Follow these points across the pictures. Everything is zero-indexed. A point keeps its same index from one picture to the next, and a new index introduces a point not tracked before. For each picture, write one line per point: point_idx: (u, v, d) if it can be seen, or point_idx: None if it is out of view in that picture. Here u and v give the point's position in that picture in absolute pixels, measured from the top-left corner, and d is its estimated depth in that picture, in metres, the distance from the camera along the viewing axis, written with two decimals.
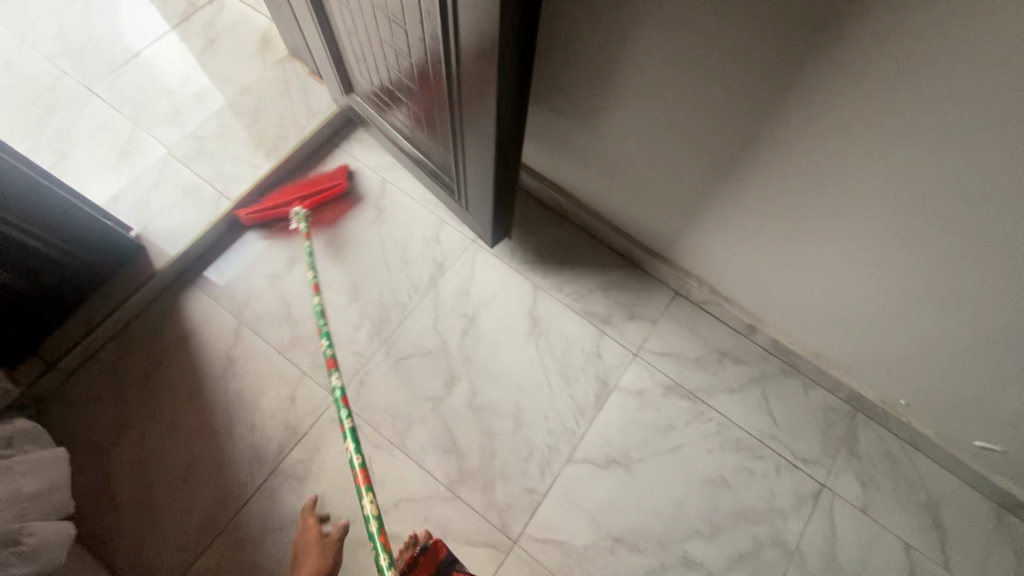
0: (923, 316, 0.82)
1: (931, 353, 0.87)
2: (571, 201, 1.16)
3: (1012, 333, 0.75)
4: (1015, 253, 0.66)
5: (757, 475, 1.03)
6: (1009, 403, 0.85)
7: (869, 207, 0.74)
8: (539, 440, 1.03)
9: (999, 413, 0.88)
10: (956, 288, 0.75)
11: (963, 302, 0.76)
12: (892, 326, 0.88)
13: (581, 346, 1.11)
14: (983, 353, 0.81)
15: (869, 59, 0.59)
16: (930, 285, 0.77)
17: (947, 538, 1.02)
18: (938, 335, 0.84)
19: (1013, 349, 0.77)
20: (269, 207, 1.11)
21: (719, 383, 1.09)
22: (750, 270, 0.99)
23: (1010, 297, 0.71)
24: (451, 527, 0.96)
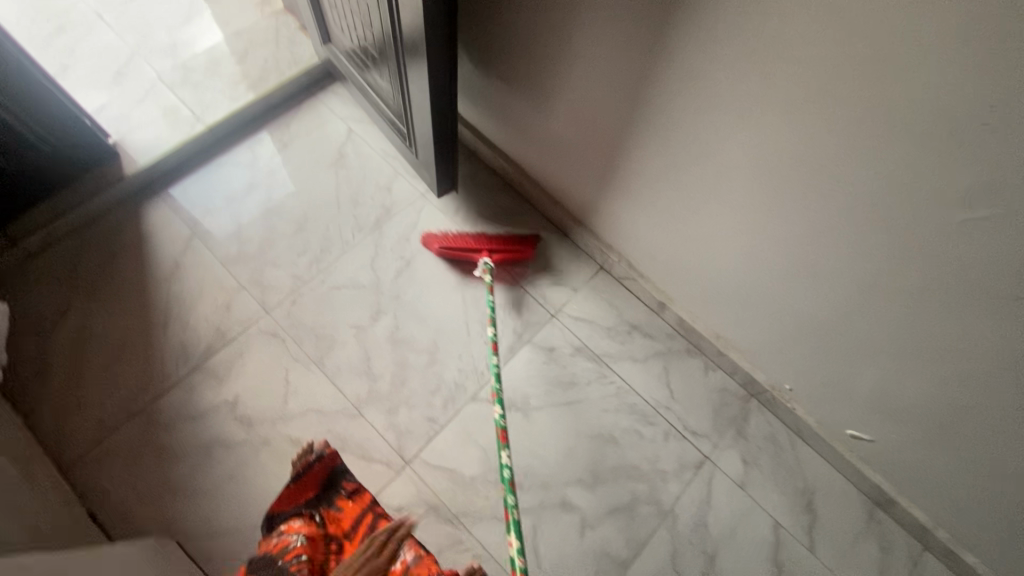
0: (793, 290, 0.91)
1: (804, 331, 0.96)
2: (516, 170, 1.26)
3: (860, 308, 0.83)
4: (851, 227, 0.75)
5: (645, 438, 1.09)
6: (866, 384, 0.93)
7: (743, 180, 0.83)
8: (449, 376, 1.11)
9: (861, 395, 0.95)
10: (814, 261, 0.83)
11: (821, 276, 0.85)
12: (771, 302, 0.97)
13: (504, 302, 1.19)
14: (842, 331, 0.89)
15: (730, 34, 0.69)
16: (795, 258, 0.86)
17: (817, 522, 1.07)
18: (807, 312, 0.92)
19: (862, 327, 0.85)
20: (459, 250, 1.17)
21: (625, 351, 1.16)
22: (660, 245, 1.08)
23: (854, 271, 0.79)
24: (351, 441, 1.03)
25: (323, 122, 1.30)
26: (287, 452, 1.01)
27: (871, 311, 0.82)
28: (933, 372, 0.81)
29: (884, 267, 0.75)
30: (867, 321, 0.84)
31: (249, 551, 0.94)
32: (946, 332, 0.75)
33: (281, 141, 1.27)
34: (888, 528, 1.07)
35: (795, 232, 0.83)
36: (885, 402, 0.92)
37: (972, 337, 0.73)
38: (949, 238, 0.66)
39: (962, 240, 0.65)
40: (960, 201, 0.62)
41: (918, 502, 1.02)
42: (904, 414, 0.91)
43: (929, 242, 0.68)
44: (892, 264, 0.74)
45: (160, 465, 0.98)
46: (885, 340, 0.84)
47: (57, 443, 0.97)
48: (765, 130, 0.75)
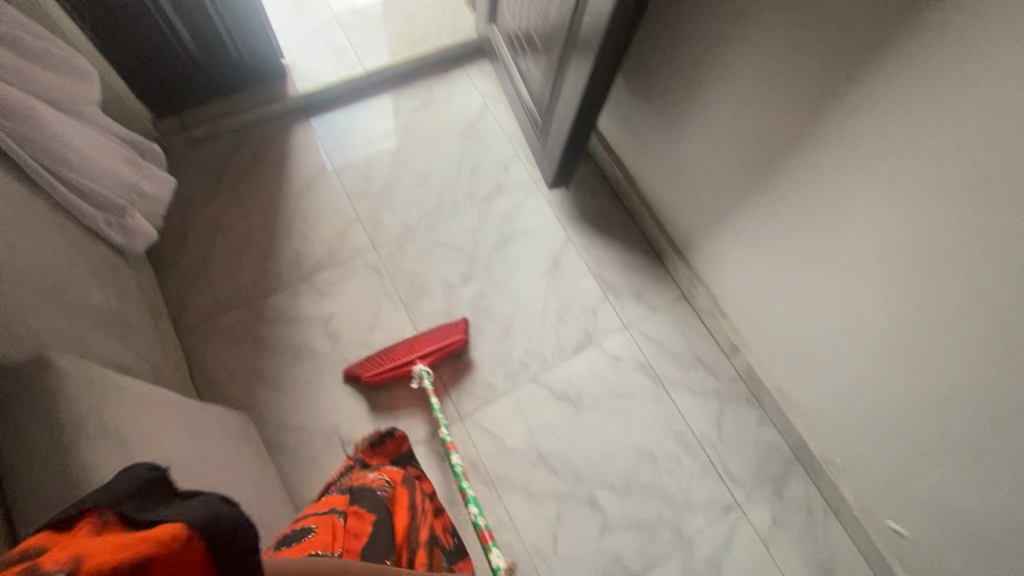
0: (879, 368, 0.90)
1: (877, 412, 0.95)
2: (629, 182, 1.31)
3: (946, 405, 0.81)
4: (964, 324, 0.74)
5: (683, 467, 1.12)
6: (924, 484, 0.91)
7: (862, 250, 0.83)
8: (517, 353, 1.18)
9: (917, 492, 0.94)
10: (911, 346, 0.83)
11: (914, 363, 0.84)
12: (849, 374, 0.97)
13: (584, 301, 1.24)
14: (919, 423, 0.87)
15: (901, 111, 0.70)
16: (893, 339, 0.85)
17: None
18: (886, 395, 0.91)
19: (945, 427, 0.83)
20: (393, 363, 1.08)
21: (686, 381, 1.20)
22: (752, 290, 1.10)
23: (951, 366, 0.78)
24: (417, 383, 1.12)
25: (464, 93, 1.40)
26: (360, 376, 1.11)
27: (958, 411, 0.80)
28: (1002, 490, 0.78)
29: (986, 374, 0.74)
30: (950, 421, 0.82)
31: (306, 450, 1.04)
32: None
33: (424, 100, 1.37)
34: None
35: (896, 319, 0.83)
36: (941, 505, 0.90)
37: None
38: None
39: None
40: None
41: None
42: (958, 523, 0.88)
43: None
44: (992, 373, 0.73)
45: (254, 353, 1.09)
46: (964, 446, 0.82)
47: (177, 308, 1.11)
48: (903, 210, 0.75)
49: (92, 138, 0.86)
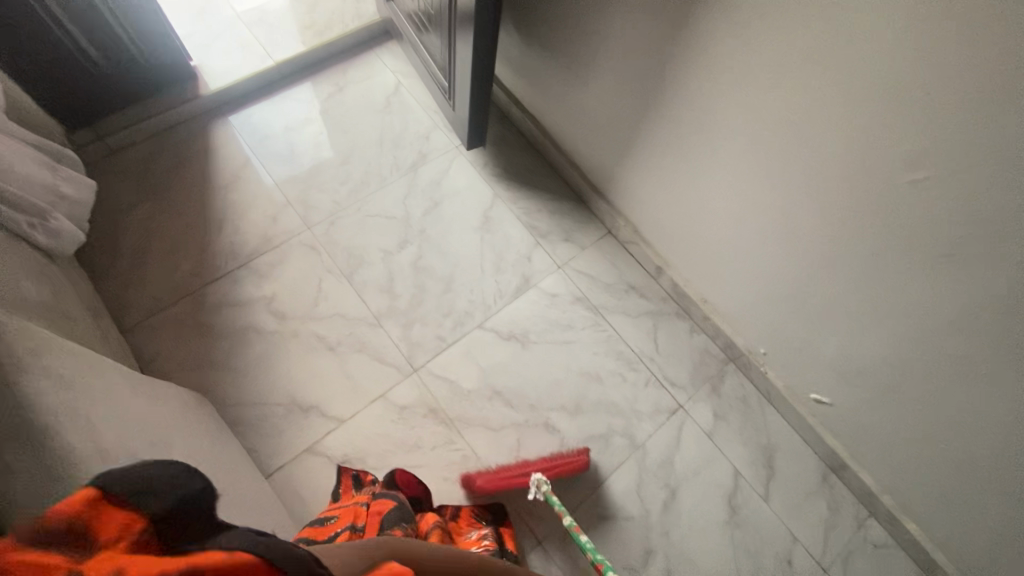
0: (772, 250, 1.01)
1: (780, 294, 1.06)
2: (543, 134, 1.39)
3: (828, 266, 0.93)
4: (827, 186, 0.85)
5: (627, 381, 1.22)
6: (827, 347, 1.03)
7: (740, 143, 0.94)
8: (461, 305, 1.24)
9: (825, 357, 1.06)
10: (792, 222, 0.94)
11: (797, 238, 0.95)
12: (752, 265, 1.08)
13: (517, 250, 1.32)
14: (814, 292, 0.99)
15: (741, 8, 0.80)
16: (779, 221, 0.96)
17: (773, 476, 1.18)
18: (782, 275, 1.03)
19: (831, 288, 0.95)
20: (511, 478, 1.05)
21: (621, 307, 1.30)
22: (663, 210, 1.20)
23: (824, 231, 0.90)
24: (368, 345, 1.17)
25: (376, 73, 1.45)
26: (312, 347, 1.15)
27: (838, 269, 0.92)
28: (881, 330, 0.91)
29: (847, 228, 0.86)
30: (834, 280, 0.94)
31: (268, 422, 1.08)
32: (896, 291, 0.85)
33: (338, 85, 1.43)
34: (839, 495, 1.18)
35: (777, 201, 0.94)
36: (844, 363, 1.02)
37: (912, 296, 0.83)
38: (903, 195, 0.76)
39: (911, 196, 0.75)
40: (909, 164, 0.73)
41: (867, 467, 1.13)
42: (857, 375, 1.01)
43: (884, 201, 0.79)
44: (853, 225, 0.85)
45: (202, 341, 1.12)
46: (850, 302, 0.93)
47: (119, 309, 1.13)
48: (762, 97, 0.86)
49: (4, 143, 0.87)
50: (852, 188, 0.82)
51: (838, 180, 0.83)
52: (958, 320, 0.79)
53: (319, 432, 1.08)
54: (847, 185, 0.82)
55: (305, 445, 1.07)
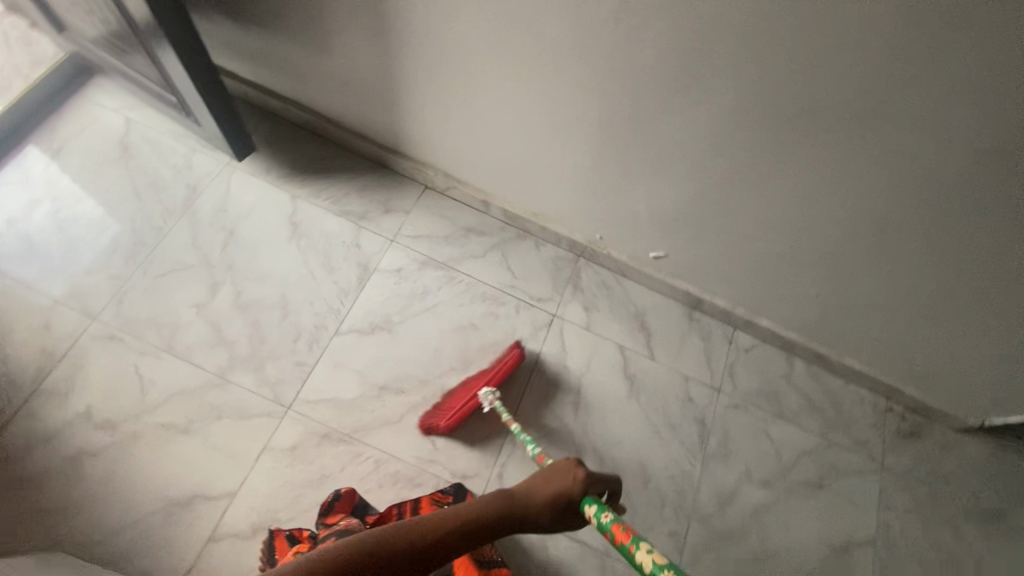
0: (562, 143, 1.05)
1: (588, 179, 1.11)
2: (314, 115, 1.29)
3: (609, 135, 0.99)
4: (571, 63, 0.89)
5: (501, 316, 1.25)
6: (643, 207, 1.12)
7: (486, 53, 0.94)
8: (307, 321, 1.16)
9: (645, 217, 1.15)
10: (564, 108, 0.98)
11: (574, 122, 1.00)
12: (554, 164, 1.12)
13: (341, 242, 1.24)
14: (612, 163, 1.05)
15: None
16: (553, 113, 1.00)
17: (652, 336, 1.29)
18: (580, 161, 1.08)
19: (621, 154, 1.02)
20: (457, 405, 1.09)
21: (466, 252, 1.29)
22: (459, 144, 1.19)
23: (591, 105, 0.95)
24: (227, 407, 1.06)
25: (92, 117, 1.23)
26: (162, 438, 1.02)
27: (618, 134, 0.98)
28: (672, 172, 1.01)
29: (604, 94, 0.92)
30: (620, 146, 1.00)
31: (151, 536, 0.95)
32: (665, 132, 0.93)
33: (52, 147, 1.20)
34: (708, 325, 1.32)
35: (543, 95, 0.97)
36: (660, 214, 1.12)
37: (678, 131, 0.92)
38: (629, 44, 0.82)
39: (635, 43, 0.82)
40: (620, 14, 0.79)
41: (717, 292, 1.27)
42: (673, 219, 1.12)
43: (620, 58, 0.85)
44: (608, 89, 0.90)
45: (25, 496, 0.95)
46: (640, 159, 1.01)
47: None
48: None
49: None
50: (592, 56, 0.86)
51: (577, 54, 0.87)
52: (715, 137, 0.90)
53: (214, 517, 0.98)
54: (588, 56, 0.87)
55: (205, 538, 0.97)
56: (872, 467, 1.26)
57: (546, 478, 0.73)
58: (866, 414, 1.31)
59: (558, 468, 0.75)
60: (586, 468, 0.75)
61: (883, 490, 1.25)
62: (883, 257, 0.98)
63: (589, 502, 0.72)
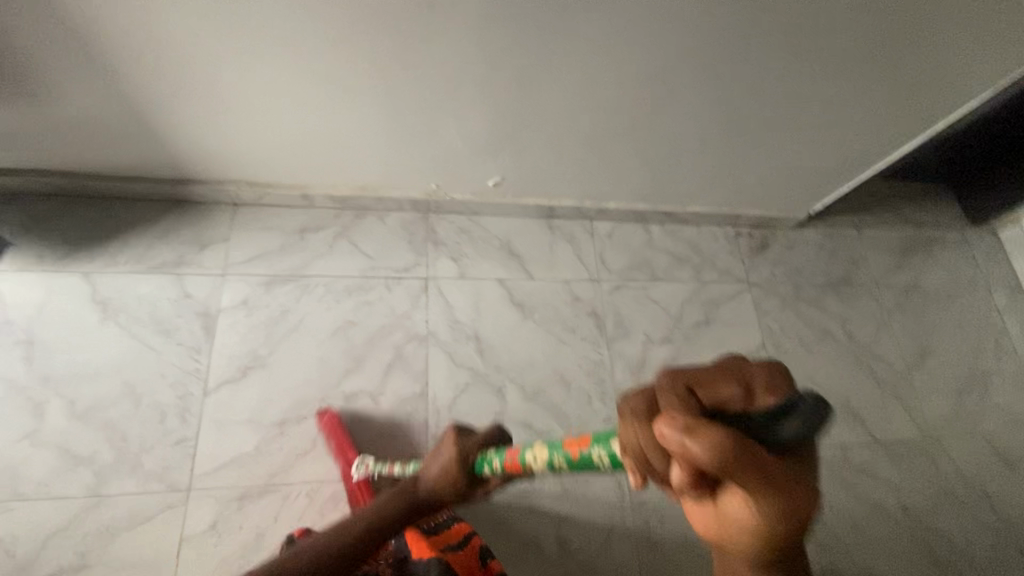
0: (346, 101, 1.00)
1: (391, 129, 1.07)
2: (70, 178, 1.12)
3: (386, 77, 0.95)
4: (307, 20, 0.84)
5: (373, 301, 1.20)
6: (456, 137, 1.11)
7: (222, 35, 0.85)
8: (168, 396, 1.05)
9: (464, 146, 1.13)
10: (327, 66, 0.93)
11: (344, 76, 0.95)
12: (351, 127, 1.07)
13: (168, 299, 1.12)
14: (406, 104, 1.02)
15: None
16: (319, 75, 0.94)
17: (523, 258, 1.32)
18: (374, 114, 1.04)
19: (408, 92, 0.99)
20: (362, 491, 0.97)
21: (310, 254, 1.21)
22: (246, 146, 1.10)
23: (352, 53, 0.90)
24: (117, 521, 0.95)
25: None
26: None
27: (393, 72, 0.95)
28: (464, 94, 1.00)
29: (367, 37, 0.87)
30: (402, 84, 0.97)
31: None
32: (442, 58, 0.92)
33: None
34: (567, 227, 1.38)
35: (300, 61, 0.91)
36: (474, 138, 1.11)
37: (454, 53, 0.91)
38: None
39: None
40: None
41: (562, 193, 1.32)
42: (490, 138, 1.12)
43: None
44: (357, 33, 0.86)
45: None
46: (428, 91, 0.99)
47: None
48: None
49: None
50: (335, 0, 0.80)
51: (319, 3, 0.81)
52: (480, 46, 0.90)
53: None
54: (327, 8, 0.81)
55: None
56: (742, 287, 1.43)
57: (440, 468, 0.62)
58: (722, 246, 1.46)
59: (447, 447, 0.63)
60: (477, 435, 0.64)
61: (756, 301, 1.42)
62: (674, 103, 1.05)
63: (484, 458, 0.62)
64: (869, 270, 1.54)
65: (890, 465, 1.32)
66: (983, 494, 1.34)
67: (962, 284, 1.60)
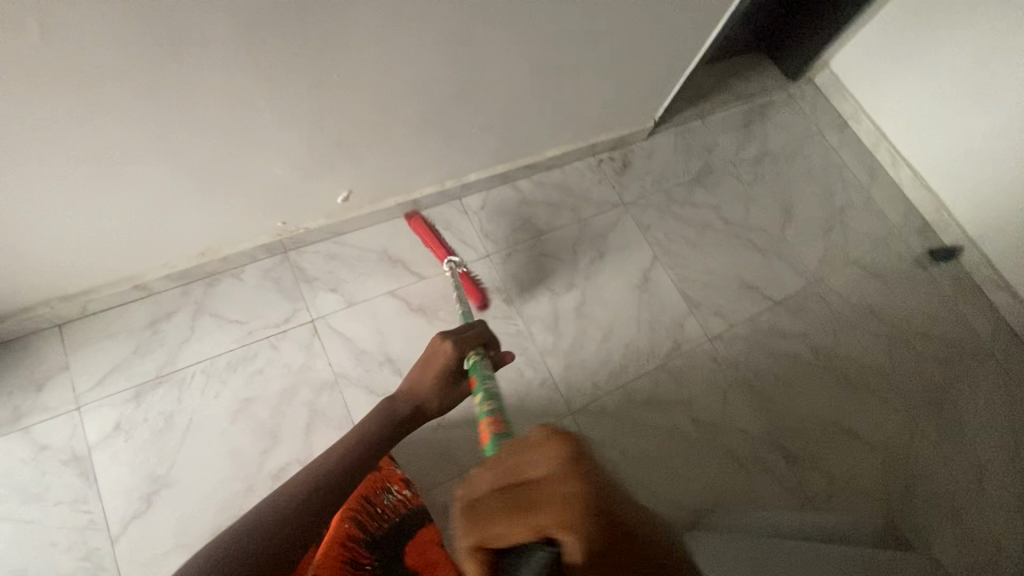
0: (130, 171, 0.87)
1: (198, 181, 0.95)
2: None
3: (160, 130, 0.83)
4: (26, 98, 0.70)
5: (264, 367, 1.10)
6: (279, 166, 1.00)
7: None
8: (68, 562, 0.91)
9: (291, 172, 1.03)
10: (83, 141, 0.79)
11: (111, 145, 0.82)
12: (151, 197, 0.93)
13: (23, 461, 0.96)
14: (203, 150, 0.90)
15: None
16: (80, 153, 0.80)
17: (406, 261, 1.26)
18: (170, 172, 0.91)
19: (196, 136, 0.87)
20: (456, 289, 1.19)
21: (173, 346, 1.08)
22: (34, 261, 0.93)
23: (104, 116, 0.77)
24: None
25: None
26: None
27: (167, 121, 0.82)
28: (262, 117, 0.90)
29: (117, 93, 0.75)
30: (184, 130, 0.85)
31: None
32: (219, 89, 0.81)
33: None
34: (438, 214, 1.33)
35: (47, 146, 0.77)
36: (298, 159, 1.01)
37: (229, 78, 0.81)
38: (72, 28, 0.65)
39: (76, 22, 0.65)
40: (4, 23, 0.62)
41: (419, 183, 1.25)
42: (316, 155, 1.02)
43: (83, 48, 0.68)
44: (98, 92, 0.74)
45: None
46: (218, 127, 0.87)
47: None
48: None
49: None
50: (50, 63, 0.68)
51: (33, 72, 0.68)
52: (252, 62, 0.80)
53: None
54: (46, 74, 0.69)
55: None
56: (621, 210, 1.47)
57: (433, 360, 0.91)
58: (591, 178, 1.48)
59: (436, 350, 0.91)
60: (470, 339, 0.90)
61: (638, 219, 1.47)
62: (485, 58, 1.01)
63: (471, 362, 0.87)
64: (723, 152, 1.63)
65: (792, 318, 1.45)
66: (873, 313, 1.52)
67: (801, 137, 1.75)
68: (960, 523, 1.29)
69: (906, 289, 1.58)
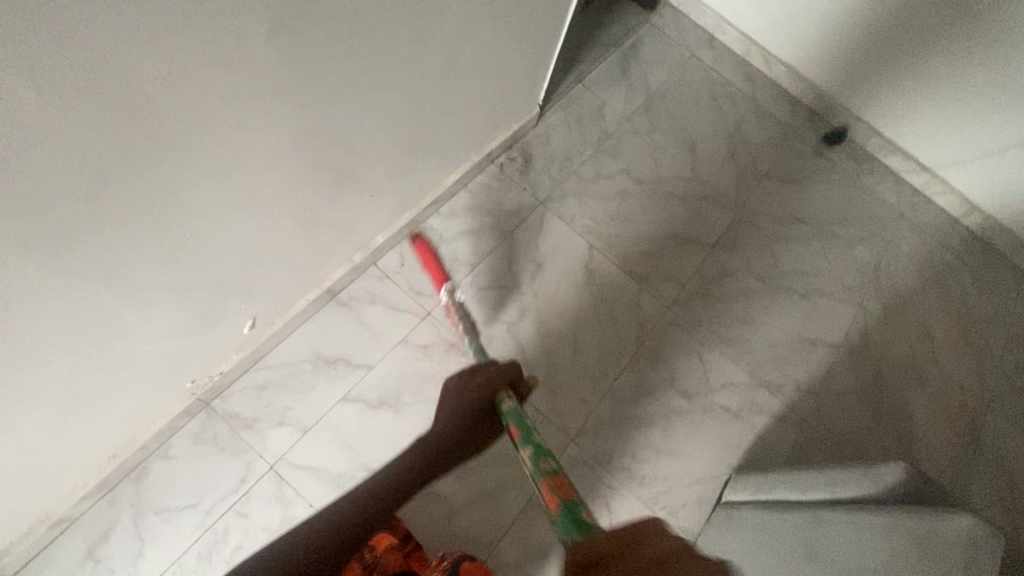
0: None
1: (72, 403, 0.79)
2: None
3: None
4: None
5: (240, 540, 0.98)
6: (160, 340, 0.85)
7: None
8: None
9: (176, 338, 0.88)
10: None
11: None
12: (23, 446, 0.77)
13: None
14: (63, 374, 0.74)
15: None
16: None
17: (345, 356, 1.14)
18: (33, 414, 0.75)
19: (45, 367, 0.71)
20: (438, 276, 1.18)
21: (127, 564, 0.94)
22: None
23: None
24: None
25: None
26: None
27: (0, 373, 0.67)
28: (117, 310, 0.75)
29: None
30: (28, 370, 0.70)
31: None
32: (49, 310, 0.66)
33: None
34: (357, 290, 1.20)
35: None
36: (178, 323, 0.86)
37: (54, 296, 0.66)
38: None
39: None
40: None
41: (324, 271, 1.12)
42: (196, 309, 0.88)
43: None
44: None
45: None
46: (68, 346, 0.72)
47: None
48: None
49: None
50: None
51: None
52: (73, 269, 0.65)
53: None
54: None
55: None
56: (540, 209, 1.39)
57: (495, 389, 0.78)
58: (497, 188, 1.39)
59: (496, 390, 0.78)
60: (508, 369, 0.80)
61: (558, 212, 1.40)
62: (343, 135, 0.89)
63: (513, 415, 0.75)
64: (613, 110, 1.58)
65: (732, 256, 1.47)
66: (798, 221, 1.56)
67: (679, 64, 1.72)
68: (928, 387, 1.41)
69: (816, 184, 1.64)
